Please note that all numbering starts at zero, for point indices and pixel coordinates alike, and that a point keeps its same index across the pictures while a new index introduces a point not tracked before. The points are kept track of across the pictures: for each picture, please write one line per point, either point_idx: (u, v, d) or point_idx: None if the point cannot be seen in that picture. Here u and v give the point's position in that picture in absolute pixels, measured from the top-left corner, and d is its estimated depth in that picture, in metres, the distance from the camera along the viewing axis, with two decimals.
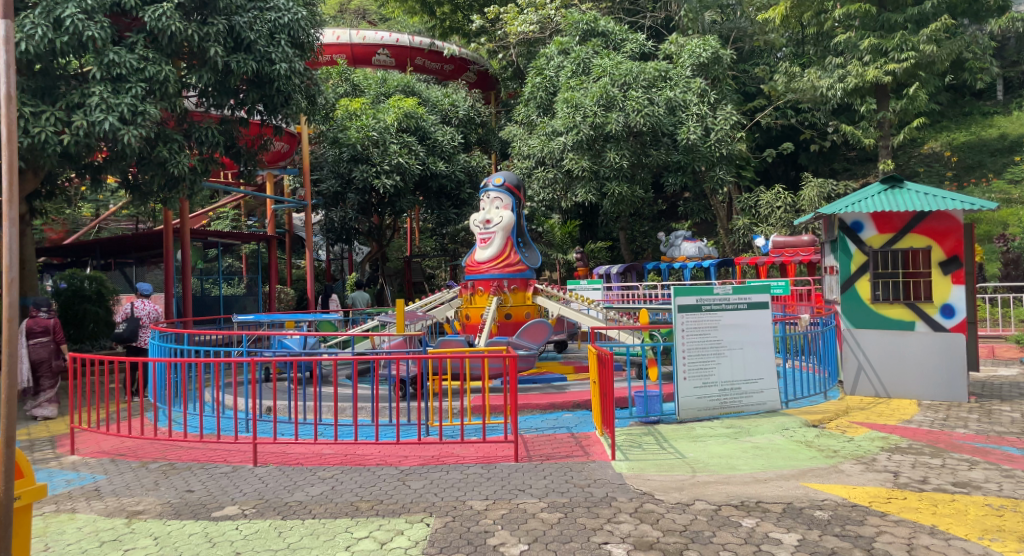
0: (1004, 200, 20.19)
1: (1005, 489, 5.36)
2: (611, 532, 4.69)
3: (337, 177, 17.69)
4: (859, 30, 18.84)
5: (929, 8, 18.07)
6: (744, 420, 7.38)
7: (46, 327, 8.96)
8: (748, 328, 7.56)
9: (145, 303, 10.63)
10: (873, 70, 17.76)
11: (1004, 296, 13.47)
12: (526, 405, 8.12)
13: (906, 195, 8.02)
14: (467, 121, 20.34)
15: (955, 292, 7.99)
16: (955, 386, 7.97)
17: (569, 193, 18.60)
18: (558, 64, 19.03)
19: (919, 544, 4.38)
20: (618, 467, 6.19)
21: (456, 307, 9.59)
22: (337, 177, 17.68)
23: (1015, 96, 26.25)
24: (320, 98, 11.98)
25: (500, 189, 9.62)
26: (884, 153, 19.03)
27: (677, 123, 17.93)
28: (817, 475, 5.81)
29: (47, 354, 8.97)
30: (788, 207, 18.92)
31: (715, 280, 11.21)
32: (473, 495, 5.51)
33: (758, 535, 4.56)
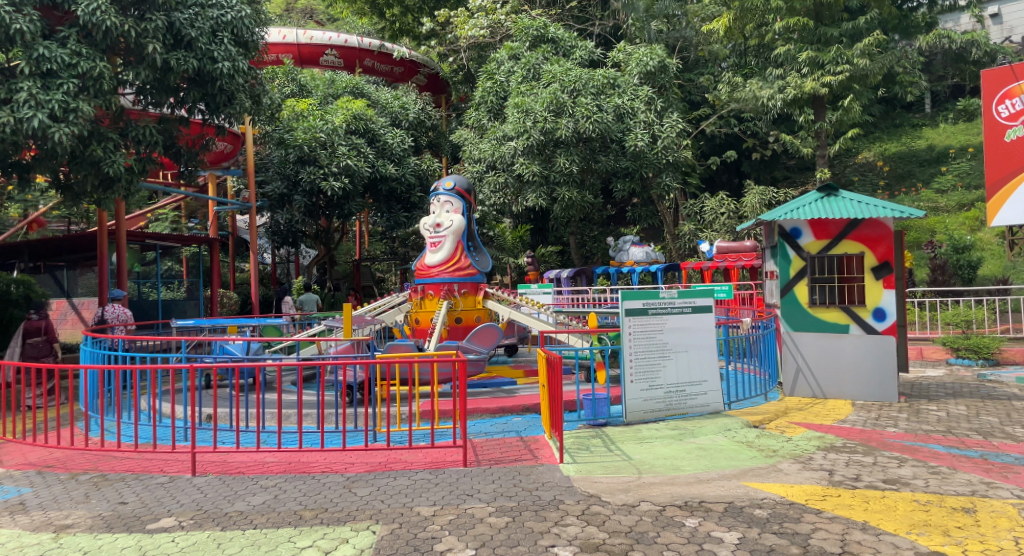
0: (931, 208, 21.13)
1: (931, 485, 5.62)
2: (559, 535, 4.71)
3: (284, 179, 17.37)
4: (798, 43, 19.46)
5: (863, 23, 18.93)
6: (688, 422, 7.54)
7: (39, 328, 9.78)
8: (692, 332, 7.73)
9: (116, 308, 10.92)
10: (811, 82, 18.33)
11: (931, 300, 14.07)
12: (476, 409, 8.10)
13: (841, 203, 8.29)
14: (417, 124, 20.20)
15: (886, 297, 8.33)
16: (886, 387, 8.19)
17: (520, 198, 18.46)
18: (508, 69, 19.08)
19: (852, 540, 4.55)
20: (566, 470, 6.25)
21: (406, 312, 9.50)
22: (283, 179, 17.36)
23: (942, 109, 27.67)
24: (264, 98, 11.71)
25: (450, 193, 9.54)
26: (822, 162, 19.64)
27: (625, 130, 18.18)
28: (757, 475, 5.98)
29: (42, 351, 9.67)
30: (731, 213, 19.54)
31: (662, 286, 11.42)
32: (421, 501, 5.47)
33: (701, 534, 4.67)
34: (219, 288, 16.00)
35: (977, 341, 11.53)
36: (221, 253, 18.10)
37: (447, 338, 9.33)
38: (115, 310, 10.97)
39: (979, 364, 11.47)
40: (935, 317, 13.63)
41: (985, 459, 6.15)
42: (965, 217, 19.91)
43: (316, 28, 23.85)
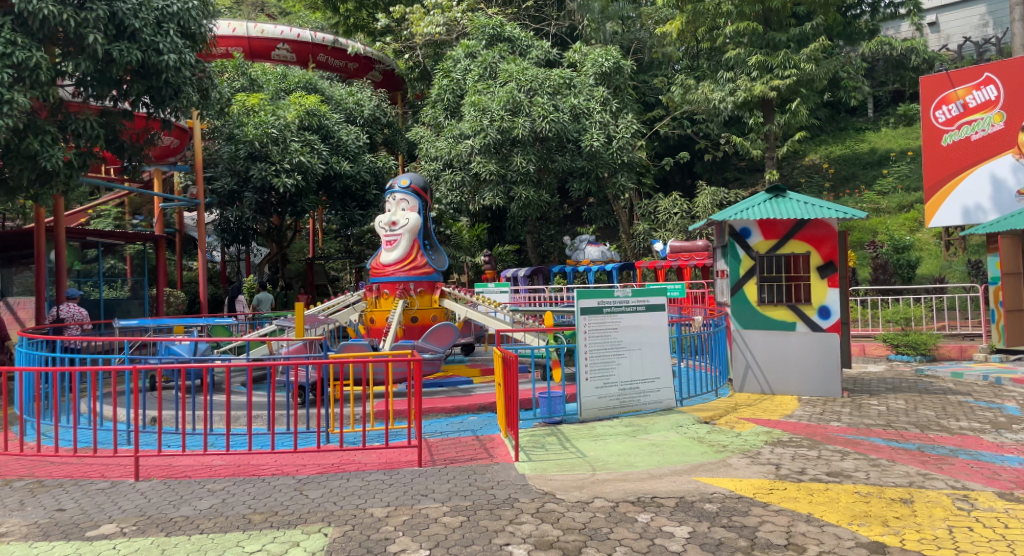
0: (874, 210, 21.89)
1: (872, 477, 5.82)
2: (513, 533, 4.73)
3: (233, 175, 17.02)
4: (748, 46, 19.91)
5: (809, 29, 19.49)
6: (641, 419, 7.65)
7: None
8: (646, 330, 7.85)
9: (71, 306, 10.68)
10: (760, 85, 18.81)
11: (873, 299, 14.57)
12: (431, 409, 8.06)
13: (788, 204, 8.53)
14: (372, 121, 19.98)
15: (830, 295, 8.62)
16: (831, 383, 8.43)
17: (477, 196, 18.32)
18: (465, 67, 19.07)
19: (797, 531, 4.67)
20: (521, 468, 6.28)
21: (361, 311, 9.40)
22: (232, 175, 17.02)
23: (883, 113, 28.68)
24: (212, 93, 11.41)
25: (406, 191, 9.43)
26: (770, 163, 20.16)
27: (581, 130, 18.34)
28: (707, 470, 6.10)
29: None
30: (684, 213, 19.90)
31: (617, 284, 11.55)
32: (375, 503, 5.42)
33: (653, 530, 4.74)
34: (165, 286, 15.55)
35: (915, 337, 12.01)
36: (167, 251, 17.58)
37: (403, 337, 9.27)
38: (71, 309, 10.73)
39: (917, 360, 11.97)
40: (877, 314, 14.13)
41: (922, 451, 6.39)
42: (905, 219, 20.73)
43: (267, 21, 23.29)
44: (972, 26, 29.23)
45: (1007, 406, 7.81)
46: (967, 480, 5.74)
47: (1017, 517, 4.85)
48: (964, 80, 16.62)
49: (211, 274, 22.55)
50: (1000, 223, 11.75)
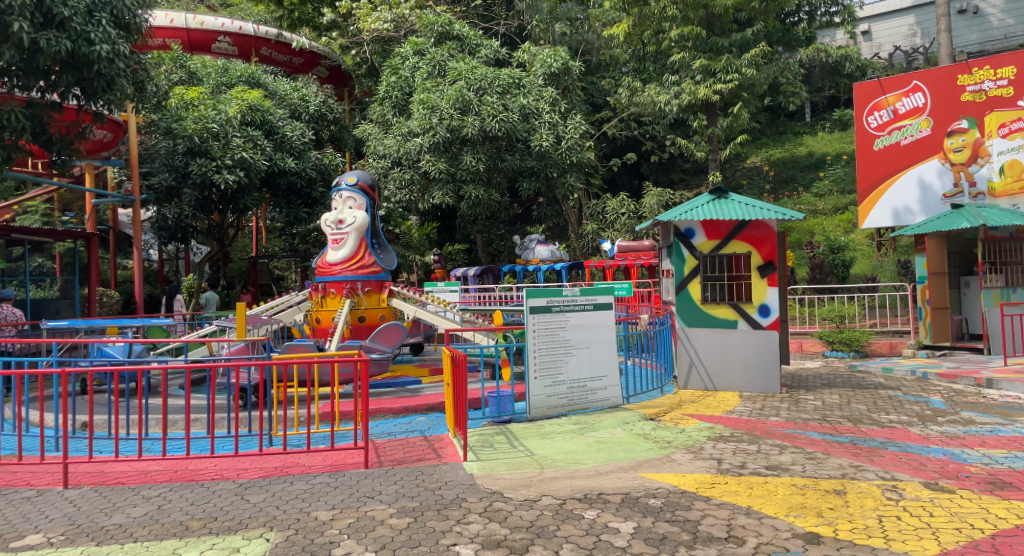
0: (811, 211, 22.70)
1: (807, 470, 6.03)
2: (461, 533, 4.71)
3: (171, 170, 16.39)
4: (692, 50, 20.33)
5: (750, 35, 20.05)
6: (589, 416, 7.73)
7: None
8: (593, 328, 7.94)
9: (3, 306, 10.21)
10: (704, 89, 19.28)
11: (810, 297, 15.11)
12: (378, 410, 7.96)
13: (731, 205, 8.75)
14: (318, 117, 19.62)
15: (770, 293, 8.85)
16: (769, 378, 8.70)
17: (427, 195, 18.20)
18: (413, 65, 18.96)
19: (738, 524, 4.80)
20: (469, 467, 6.27)
21: (306, 311, 9.24)
22: (170, 170, 16.39)
23: (820, 118, 29.80)
24: (148, 85, 11.03)
25: (353, 188, 9.25)
26: (714, 165, 20.68)
27: (530, 130, 18.48)
28: (652, 466, 6.21)
29: None
30: (631, 213, 20.22)
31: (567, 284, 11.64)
32: (319, 506, 5.32)
33: (599, 526, 4.80)
34: (99, 286, 14.92)
35: (848, 334, 12.52)
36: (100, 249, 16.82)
37: (350, 337, 9.15)
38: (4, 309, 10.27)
39: (850, 356, 12.48)
40: (814, 313, 14.66)
41: (854, 444, 6.65)
42: (841, 220, 21.57)
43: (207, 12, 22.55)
44: (901, 35, 30.58)
45: (933, 400, 8.21)
46: (895, 471, 6.00)
47: (940, 506, 5.10)
48: (894, 87, 17.37)
49: (147, 272, 21.78)
50: (929, 225, 12.21)
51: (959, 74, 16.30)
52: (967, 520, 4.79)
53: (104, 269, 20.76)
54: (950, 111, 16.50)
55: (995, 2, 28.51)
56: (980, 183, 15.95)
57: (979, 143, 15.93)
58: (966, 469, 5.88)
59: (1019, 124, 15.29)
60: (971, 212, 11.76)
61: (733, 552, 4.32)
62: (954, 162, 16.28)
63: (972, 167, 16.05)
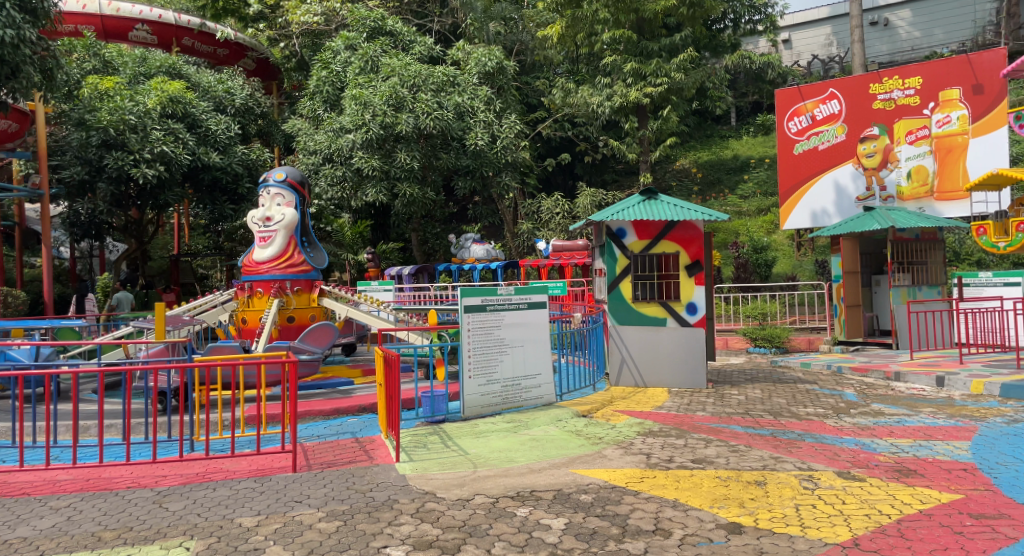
0: (736, 212, 23.55)
1: (731, 462, 6.24)
2: (392, 535, 4.65)
3: (84, 164, 15.52)
4: (623, 54, 20.57)
5: (679, 41, 20.59)
6: (523, 414, 7.77)
7: None
8: (528, 327, 8.00)
9: None
10: (635, 92, 19.72)
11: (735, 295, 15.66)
12: (307, 413, 7.78)
13: (660, 206, 8.98)
14: (245, 111, 18.98)
15: (697, 292, 9.08)
16: (696, 374, 9.04)
17: (360, 192, 17.89)
18: (344, 59, 18.66)
19: (665, 517, 4.92)
20: (401, 469, 6.19)
21: (232, 311, 8.96)
22: (83, 164, 15.52)
23: (744, 122, 30.96)
24: (58, 74, 10.48)
25: (281, 185, 9.00)
26: (645, 166, 21.18)
27: (465, 129, 18.43)
28: (584, 462, 6.30)
29: None
30: (566, 213, 20.41)
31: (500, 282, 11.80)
32: (244, 512, 5.15)
33: (531, 523, 4.83)
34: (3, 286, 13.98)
35: (770, 331, 13.03)
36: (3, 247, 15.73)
37: (278, 338, 8.92)
38: None
39: (772, 352, 12.99)
40: (738, 311, 15.23)
41: (775, 436, 6.93)
42: (764, 221, 22.46)
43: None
44: (819, 45, 32.10)
45: (846, 393, 8.64)
46: (812, 461, 6.28)
47: (852, 494, 5.37)
48: (812, 94, 18.11)
49: (57, 271, 20.62)
50: (844, 225, 12.88)
51: (871, 83, 17.17)
52: (876, 507, 5.06)
53: (10, 267, 19.56)
54: (863, 119, 17.36)
55: (903, 15, 30.24)
56: (890, 187, 16.91)
57: (889, 149, 16.85)
58: (875, 458, 6.21)
59: (925, 131, 16.35)
60: (882, 213, 12.52)
61: (660, 544, 4.42)
62: (866, 167, 17.12)
63: (882, 172, 16.97)
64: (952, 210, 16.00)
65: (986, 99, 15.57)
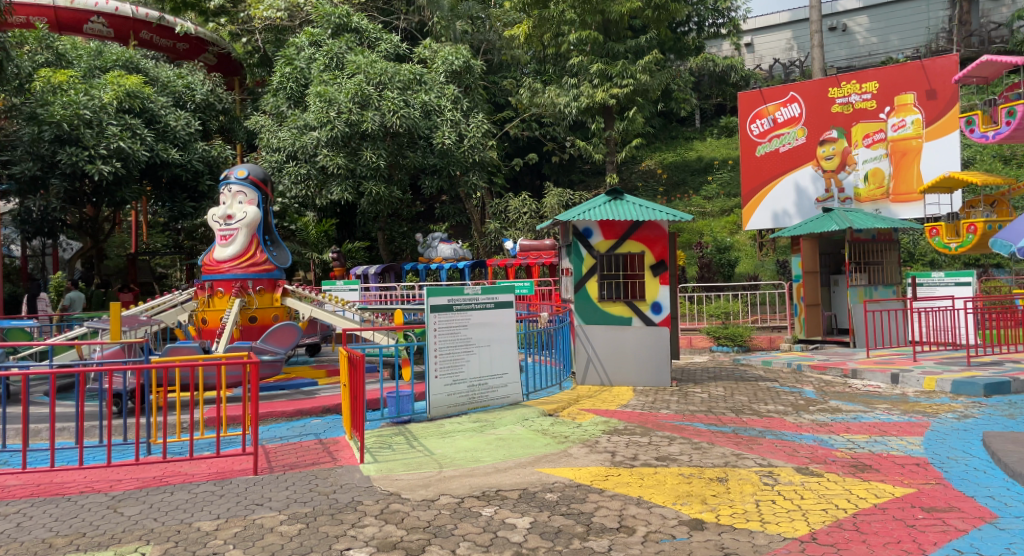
0: (700, 213, 23.91)
1: (694, 459, 6.32)
2: (355, 536, 4.59)
3: (36, 159, 15.11)
4: (589, 55, 20.79)
5: (644, 43, 20.83)
6: (489, 414, 7.76)
7: None
8: (495, 327, 8.00)
9: None
10: (601, 93, 19.85)
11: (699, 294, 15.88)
12: (270, 414, 7.66)
13: (626, 206, 9.07)
14: (205, 106, 18.61)
15: (662, 291, 9.36)
16: (660, 373, 9.08)
17: (324, 190, 17.72)
18: (309, 56, 18.47)
19: (629, 514, 4.96)
20: (365, 470, 6.12)
21: (191, 311, 8.78)
22: (35, 159, 15.10)
23: (709, 124, 31.43)
24: (7, 66, 10.19)
25: (243, 182, 8.84)
26: (611, 167, 21.36)
27: (432, 127, 18.39)
28: (550, 460, 6.32)
29: None
30: (532, 213, 20.44)
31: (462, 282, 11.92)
32: (203, 516, 5.05)
33: (496, 522, 4.82)
34: None
35: (732, 330, 13.26)
36: None
37: (239, 338, 8.77)
38: None
39: (734, 350, 13.22)
40: (702, 310, 15.46)
41: (736, 433, 7.04)
42: (727, 221, 22.83)
43: None
44: (780, 49, 32.74)
45: (805, 390, 8.83)
46: (772, 458, 6.40)
47: (810, 489, 5.48)
48: (774, 97, 18.53)
49: (8, 269, 19.99)
50: (803, 227, 13.15)
51: (830, 87, 17.59)
52: (833, 502, 5.17)
53: None
54: (822, 122, 17.77)
55: (861, 22, 31.03)
56: (847, 190, 17.32)
57: (847, 152, 17.29)
58: (833, 454, 6.35)
59: (881, 135, 16.80)
60: (840, 215, 12.82)
61: (624, 542, 4.44)
62: (826, 169, 17.57)
63: (841, 174, 17.40)
64: (906, 212, 16.34)
65: (939, 104, 15.91)
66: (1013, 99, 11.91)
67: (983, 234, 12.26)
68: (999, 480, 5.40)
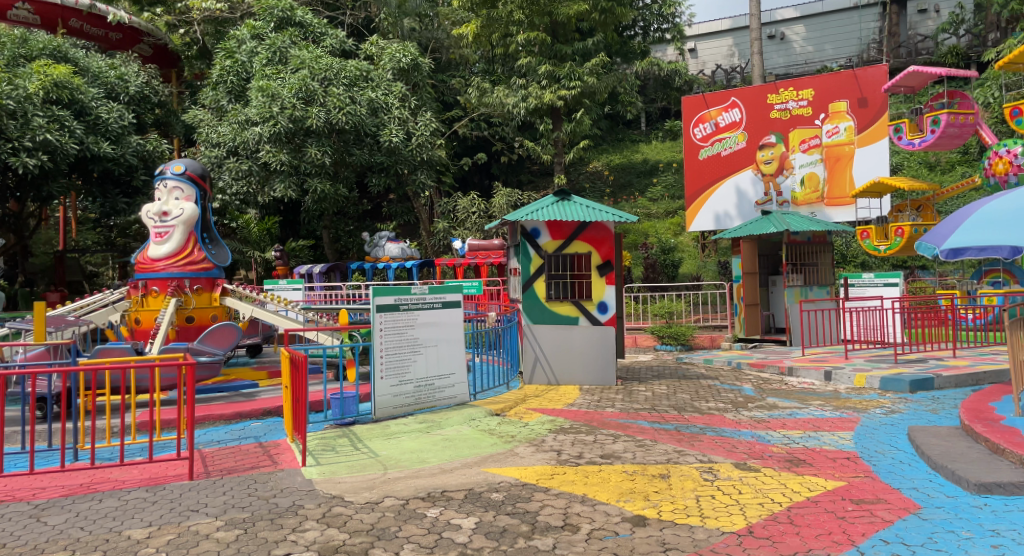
0: (646, 214, 24.37)
1: (637, 456, 6.42)
2: (295, 541, 4.49)
3: None
4: (537, 56, 20.84)
5: (591, 45, 21.00)
6: (436, 415, 7.71)
7: None
8: (442, 327, 7.95)
9: None
10: (549, 94, 19.99)
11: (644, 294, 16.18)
12: (207, 418, 7.42)
13: (573, 207, 9.19)
14: (140, 99, 17.88)
15: (608, 291, 9.30)
16: (606, 371, 9.25)
17: (267, 187, 17.43)
18: (251, 49, 18.08)
19: (573, 512, 5.00)
20: (307, 473, 6.00)
21: (123, 310, 8.45)
22: None
23: (654, 127, 32.04)
24: None
25: (179, 178, 8.56)
26: (559, 168, 21.55)
27: (379, 125, 18.19)
28: (496, 460, 6.31)
29: None
30: (481, 213, 20.40)
31: (408, 283, 11.87)
32: (133, 524, 4.85)
33: (441, 523, 4.79)
34: None
35: (675, 329, 13.56)
36: None
37: (175, 339, 8.48)
38: None
39: (677, 349, 13.51)
40: (646, 310, 15.75)
41: (678, 430, 7.18)
42: (672, 223, 23.31)
43: None
44: (722, 55, 33.60)
45: (744, 388, 9.09)
46: (712, 454, 6.54)
47: (748, 484, 5.63)
48: (716, 102, 18.94)
49: None
50: (743, 229, 13.50)
51: (770, 93, 18.13)
52: (769, 496, 5.32)
53: None
54: (761, 127, 18.30)
55: (798, 31, 32.10)
56: (785, 193, 18.00)
57: (784, 156, 17.86)
58: (769, 449, 6.54)
59: (817, 141, 17.42)
60: (778, 218, 13.22)
61: (568, 540, 4.47)
62: (764, 173, 18.09)
63: (778, 178, 18.01)
64: (839, 215, 17.08)
65: (870, 112, 16.72)
66: (939, 110, 12.54)
67: (910, 237, 12.90)
68: (922, 472, 5.66)
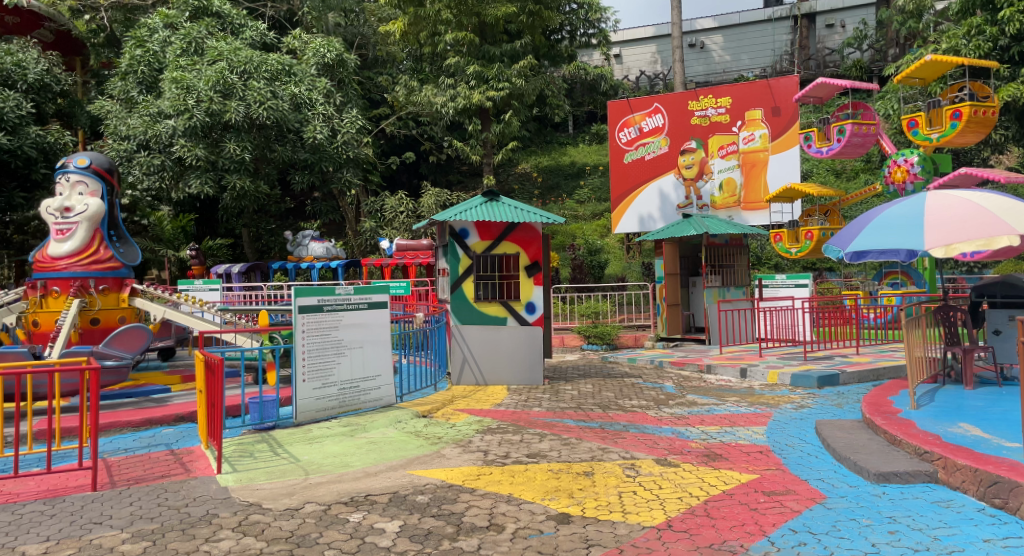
0: (573, 216, 24.77)
1: (562, 454, 6.49)
2: (208, 551, 4.30)
3: None
4: (466, 56, 20.70)
5: (519, 47, 21.02)
6: (361, 417, 7.56)
7: None
8: (367, 327, 7.80)
9: None
10: (477, 95, 20.03)
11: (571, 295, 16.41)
12: (113, 425, 7.03)
13: (500, 208, 9.24)
14: (39, 87, 16.73)
15: (535, 292, 9.56)
16: (533, 371, 9.30)
17: (181, 183, 16.66)
18: (163, 39, 17.45)
19: (499, 512, 5.00)
20: (223, 480, 5.77)
21: (20, 312, 7.93)
22: None
23: (581, 130, 32.65)
24: None
25: (83, 172, 8.06)
26: (488, 168, 21.61)
27: (303, 121, 17.72)
28: (421, 462, 6.24)
29: None
30: (409, 213, 20.19)
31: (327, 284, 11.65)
32: (29, 539, 4.53)
33: (364, 528, 4.69)
34: None
35: (601, 329, 13.82)
36: None
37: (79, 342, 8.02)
38: None
39: (602, 349, 13.77)
40: (573, 310, 15.99)
41: (602, 428, 7.30)
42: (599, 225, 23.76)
43: None
44: (646, 61, 34.54)
45: (666, 385, 9.34)
46: (634, 451, 6.68)
47: (668, 479, 5.78)
48: (639, 107, 19.43)
49: None
50: (665, 231, 13.91)
51: (690, 100, 18.75)
52: (687, 490, 5.47)
53: None
54: (683, 132, 18.92)
55: (717, 41, 33.33)
56: (705, 197, 18.56)
57: (704, 161, 18.49)
58: (688, 445, 6.73)
59: (733, 147, 18.18)
60: (698, 221, 13.67)
61: (493, 540, 4.47)
62: (686, 178, 18.61)
63: (698, 183, 18.54)
64: (754, 219, 17.79)
65: (782, 120, 17.59)
66: (843, 119, 13.25)
67: (819, 240, 13.61)
68: (828, 464, 5.97)
